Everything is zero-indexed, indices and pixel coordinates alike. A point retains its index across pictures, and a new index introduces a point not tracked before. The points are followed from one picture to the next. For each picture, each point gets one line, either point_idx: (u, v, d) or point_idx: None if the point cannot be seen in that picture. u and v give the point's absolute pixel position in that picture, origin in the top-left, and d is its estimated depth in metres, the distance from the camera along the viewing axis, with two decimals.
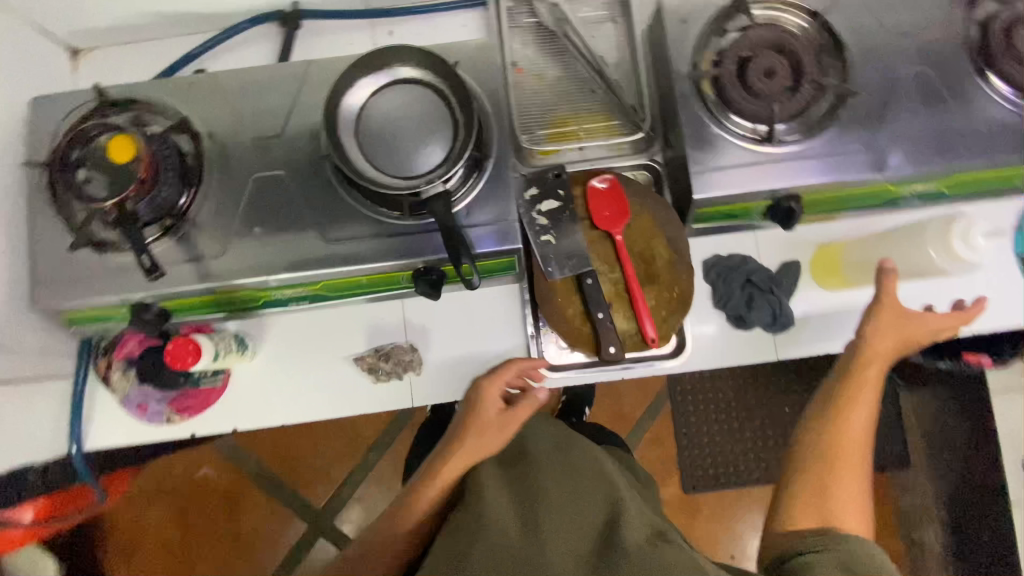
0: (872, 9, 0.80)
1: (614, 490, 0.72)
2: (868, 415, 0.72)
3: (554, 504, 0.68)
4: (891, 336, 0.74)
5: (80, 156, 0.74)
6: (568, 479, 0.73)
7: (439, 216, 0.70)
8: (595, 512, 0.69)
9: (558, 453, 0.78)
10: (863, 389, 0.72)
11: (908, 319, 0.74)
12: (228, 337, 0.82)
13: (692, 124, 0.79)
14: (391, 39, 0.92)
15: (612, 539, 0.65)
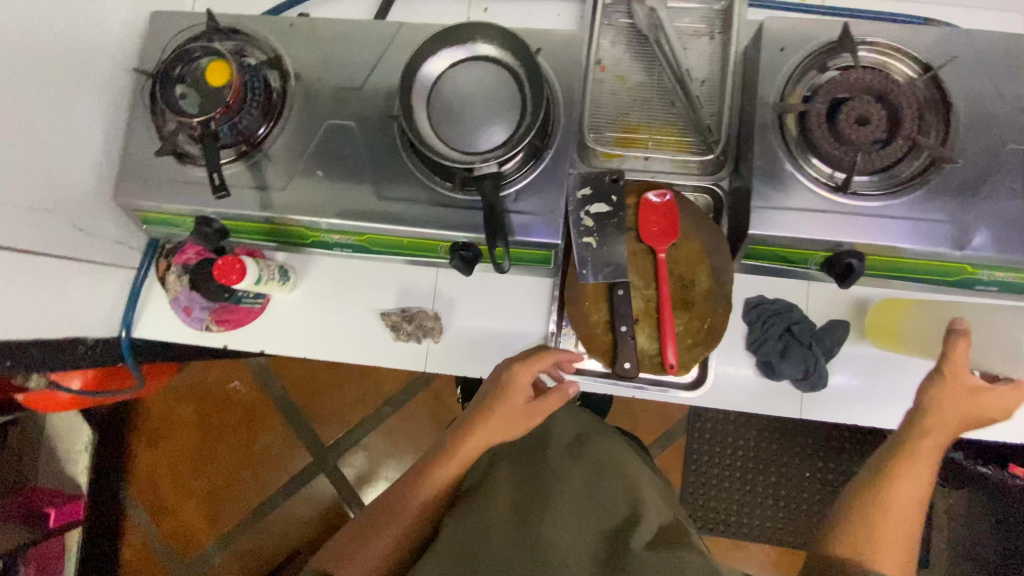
0: (996, 72, 0.73)
1: (633, 488, 0.78)
2: (924, 486, 0.67)
3: (573, 498, 0.75)
4: (955, 405, 0.69)
5: (182, 72, 0.80)
6: (586, 475, 0.79)
7: (484, 195, 0.71)
8: (614, 507, 0.75)
9: (581, 449, 0.85)
10: (918, 461, 0.67)
11: (979, 395, 0.68)
12: (273, 266, 0.85)
13: (766, 157, 0.75)
14: (485, 16, 0.94)
15: (626, 533, 0.70)
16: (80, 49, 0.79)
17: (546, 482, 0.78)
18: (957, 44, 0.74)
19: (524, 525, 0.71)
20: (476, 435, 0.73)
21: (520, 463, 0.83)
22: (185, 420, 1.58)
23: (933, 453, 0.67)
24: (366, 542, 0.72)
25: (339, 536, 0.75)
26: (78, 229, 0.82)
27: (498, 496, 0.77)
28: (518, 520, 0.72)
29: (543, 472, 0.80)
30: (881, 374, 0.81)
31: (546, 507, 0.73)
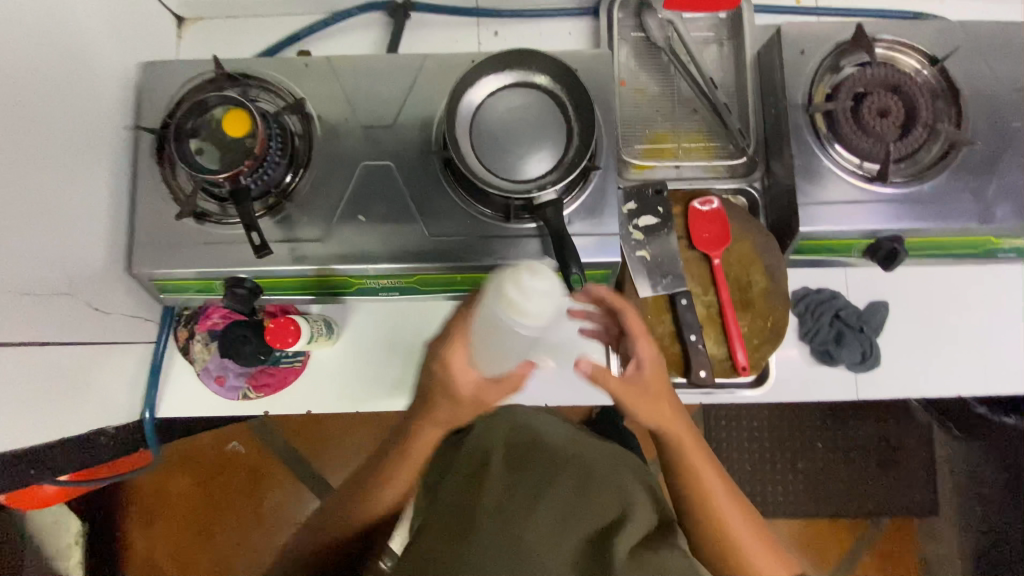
0: (993, 57, 0.79)
1: (622, 490, 0.69)
2: (707, 463, 0.69)
3: (556, 496, 0.64)
4: (651, 401, 0.65)
5: (194, 126, 0.74)
6: (574, 476, 0.69)
7: (550, 222, 0.71)
8: (598, 507, 0.65)
9: (573, 448, 0.77)
10: (693, 454, 0.68)
11: (637, 383, 0.64)
12: (320, 321, 0.81)
13: (803, 155, 0.78)
14: (496, 40, 0.93)
15: (608, 542, 0.61)
16: (74, 110, 0.71)
17: (537, 480, 0.67)
18: (955, 37, 0.80)
19: (498, 516, 0.61)
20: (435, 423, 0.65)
21: (516, 452, 0.73)
22: (179, 494, 1.41)
23: (695, 474, 0.68)
24: (335, 527, 0.73)
25: (304, 536, 0.76)
26: (94, 307, 0.74)
27: (466, 487, 0.67)
28: (486, 505, 0.62)
29: (529, 467, 0.69)
30: (925, 347, 0.85)
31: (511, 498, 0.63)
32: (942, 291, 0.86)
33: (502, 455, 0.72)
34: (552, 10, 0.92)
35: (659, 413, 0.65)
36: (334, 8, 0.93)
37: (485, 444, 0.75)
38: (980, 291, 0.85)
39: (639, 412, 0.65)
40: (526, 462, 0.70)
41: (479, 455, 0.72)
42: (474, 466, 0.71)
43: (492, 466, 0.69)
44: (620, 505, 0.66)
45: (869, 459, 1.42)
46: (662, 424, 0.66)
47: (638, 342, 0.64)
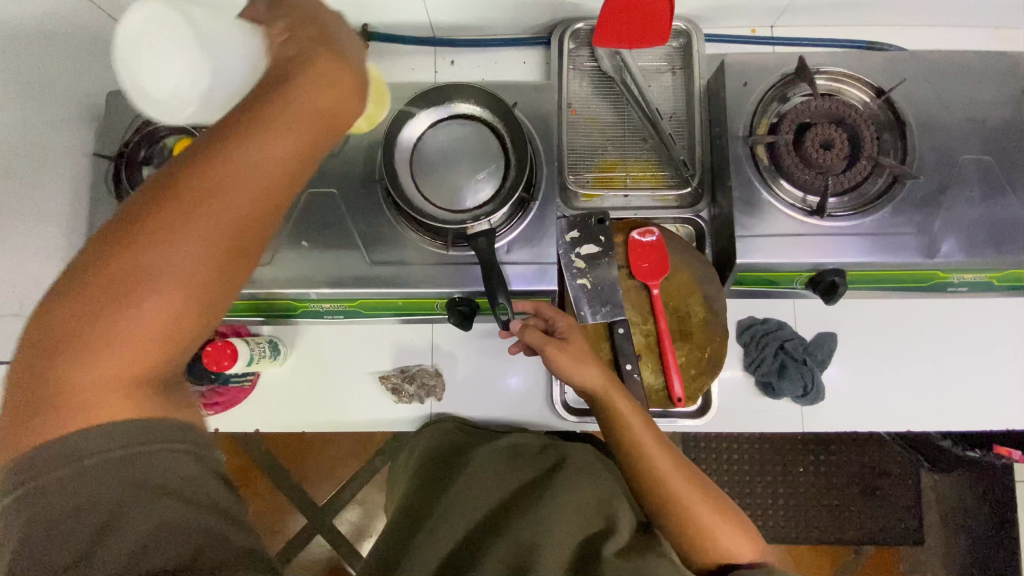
0: (940, 90, 0.78)
1: (607, 489, 0.70)
2: (655, 437, 0.68)
3: (552, 501, 0.65)
4: (581, 362, 0.69)
5: (148, 155, 0.78)
6: (565, 478, 0.70)
7: (480, 252, 0.72)
8: (587, 505, 0.66)
9: (559, 450, 0.78)
10: (637, 428, 0.67)
11: (571, 339, 0.71)
12: (264, 342, 0.83)
13: (743, 186, 0.78)
14: (452, 68, 0.95)
15: (598, 541, 0.61)
16: (32, 140, 0.74)
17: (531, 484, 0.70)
18: (903, 68, 0.79)
19: (500, 530, 0.63)
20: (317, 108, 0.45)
21: (502, 466, 0.75)
22: None
23: (637, 444, 0.67)
24: (144, 255, 0.40)
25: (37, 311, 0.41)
26: None
27: (466, 491, 0.71)
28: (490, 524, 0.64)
29: (518, 474, 0.73)
30: (874, 379, 0.84)
31: (509, 512, 0.65)
32: (892, 322, 0.85)
33: (490, 468, 0.74)
34: (507, 39, 0.93)
35: (589, 374, 0.69)
36: None
37: (476, 455, 0.77)
38: (932, 324, 0.84)
39: (568, 371, 0.69)
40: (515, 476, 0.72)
41: (468, 476, 0.73)
42: (463, 477, 0.73)
43: (485, 479, 0.72)
44: (602, 503, 0.67)
45: (850, 484, 1.34)
46: (589, 384, 0.69)
47: (559, 318, 0.74)
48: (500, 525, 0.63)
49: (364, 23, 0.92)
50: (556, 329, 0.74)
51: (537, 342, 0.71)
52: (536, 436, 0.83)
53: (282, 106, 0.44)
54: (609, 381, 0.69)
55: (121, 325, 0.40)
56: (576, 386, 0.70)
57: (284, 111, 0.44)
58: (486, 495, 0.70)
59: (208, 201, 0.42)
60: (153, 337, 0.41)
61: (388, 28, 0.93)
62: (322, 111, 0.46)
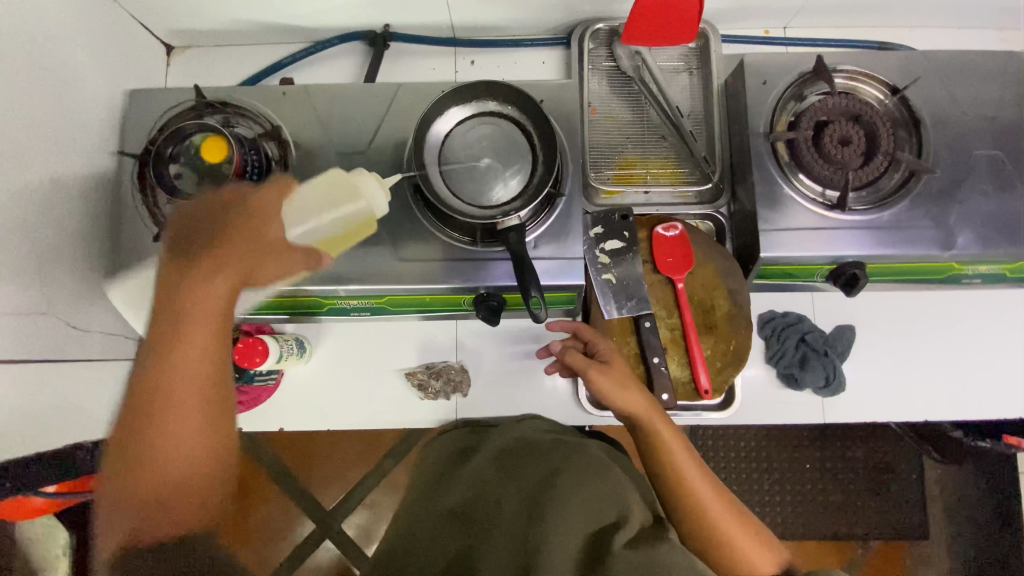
0: (951, 88, 0.81)
1: (616, 483, 0.67)
2: (690, 456, 0.69)
3: (558, 500, 0.63)
4: (624, 384, 0.71)
5: (174, 153, 0.77)
6: (568, 474, 0.67)
7: (511, 247, 0.72)
8: (595, 499, 0.64)
9: (568, 444, 0.75)
10: (672, 446, 0.69)
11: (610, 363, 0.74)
12: (291, 340, 0.83)
13: (764, 182, 0.80)
14: (472, 68, 0.96)
15: (608, 535, 0.59)
16: (59, 139, 0.74)
17: (538, 481, 0.68)
18: (916, 67, 0.82)
19: (506, 539, 0.61)
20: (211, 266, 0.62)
21: (510, 467, 0.73)
22: None
23: (671, 459, 0.69)
24: (147, 431, 0.58)
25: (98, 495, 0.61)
26: (72, 326, 0.77)
27: (471, 500, 0.69)
28: (495, 528, 0.63)
29: (523, 473, 0.71)
30: (892, 370, 0.85)
31: (513, 515, 0.64)
32: (908, 315, 0.87)
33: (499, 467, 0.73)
34: (526, 40, 0.95)
35: (631, 397, 0.71)
36: (317, 38, 0.96)
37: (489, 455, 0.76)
38: (946, 316, 0.86)
39: (614, 397, 0.70)
40: (521, 471, 0.72)
41: (477, 479, 0.72)
42: (473, 478, 0.73)
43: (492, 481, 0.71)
44: (614, 496, 0.65)
45: (858, 478, 1.36)
46: (630, 407, 0.70)
47: (601, 342, 0.76)
48: (507, 535, 0.61)
49: (385, 23, 0.93)
50: (599, 352, 0.76)
51: (579, 365, 0.73)
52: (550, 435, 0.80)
53: (189, 299, 0.61)
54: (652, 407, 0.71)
55: (156, 484, 0.58)
56: (619, 410, 0.71)
57: (190, 302, 0.61)
58: (491, 496, 0.68)
59: (165, 390, 0.59)
60: (163, 466, 0.59)
61: (409, 28, 0.94)
62: (212, 301, 0.61)
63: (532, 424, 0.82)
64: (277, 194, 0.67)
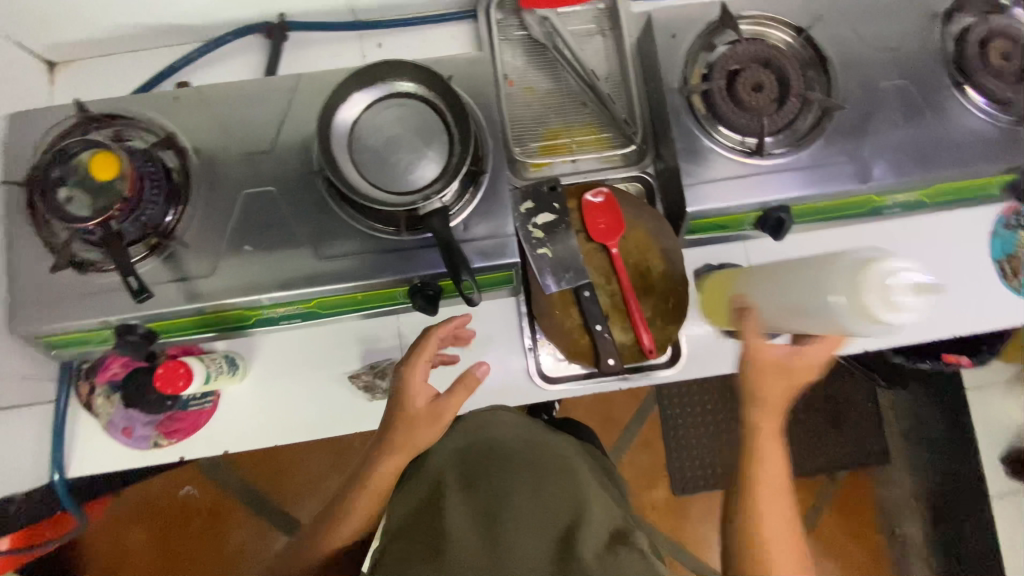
0: (853, 22, 0.82)
1: (577, 487, 0.67)
2: (778, 467, 0.65)
3: (521, 514, 0.62)
4: (770, 382, 0.67)
5: (61, 175, 0.71)
6: (527, 480, 0.66)
7: (436, 231, 0.70)
8: (557, 507, 0.64)
9: (527, 444, 0.73)
10: (766, 442, 0.65)
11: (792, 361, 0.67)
12: (220, 358, 0.79)
13: (684, 137, 0.80)
14: (381, 51, 0.92)
15: (572, 540, 0.59)
16: None
17: (499, 487, 0.65)
18: (819, 6, 0.82)
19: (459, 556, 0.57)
20: (398, 450, 0.69)
21: (464, 473, 0.69)
22: (139, 546, 1.39)
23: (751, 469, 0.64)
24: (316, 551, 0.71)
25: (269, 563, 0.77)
26: None
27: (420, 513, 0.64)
28: (452, 529, 0.60)
29: (480, 485, 0.66)
30: None
31: (471, 524, 0.61)
32: (838, 252, 0.89)
33: (460, 467, 0.69)
34: (434, 16, 0.91)
35: (772, 387, 0.66)
36: (211, 35, 0.91)
37: (445, 456, 0.72)
38: (875, 247, 0.88)
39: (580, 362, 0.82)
40: (479, 473, 0.68)
41: (427, 484, 0.69)
42: (427, 487, 0.68)
43: (449, 481, 0.67)
44: (575, 502, 0.65)
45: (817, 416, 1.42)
46: (766, 393, 0.66)
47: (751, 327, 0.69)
48: (458, 546, 0.58)
49: (280, 12, 0.87)
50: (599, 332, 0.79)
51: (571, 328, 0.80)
52: (514, 430, 0.76)
53: (374, 477, 0.70)
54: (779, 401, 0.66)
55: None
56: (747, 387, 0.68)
57: (379, 477, 0.70)
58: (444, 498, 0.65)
59: (338, 527, 0.71)
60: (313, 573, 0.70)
61: (308, 15, 0.89)
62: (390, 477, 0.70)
63: (496, 421, 0.77)
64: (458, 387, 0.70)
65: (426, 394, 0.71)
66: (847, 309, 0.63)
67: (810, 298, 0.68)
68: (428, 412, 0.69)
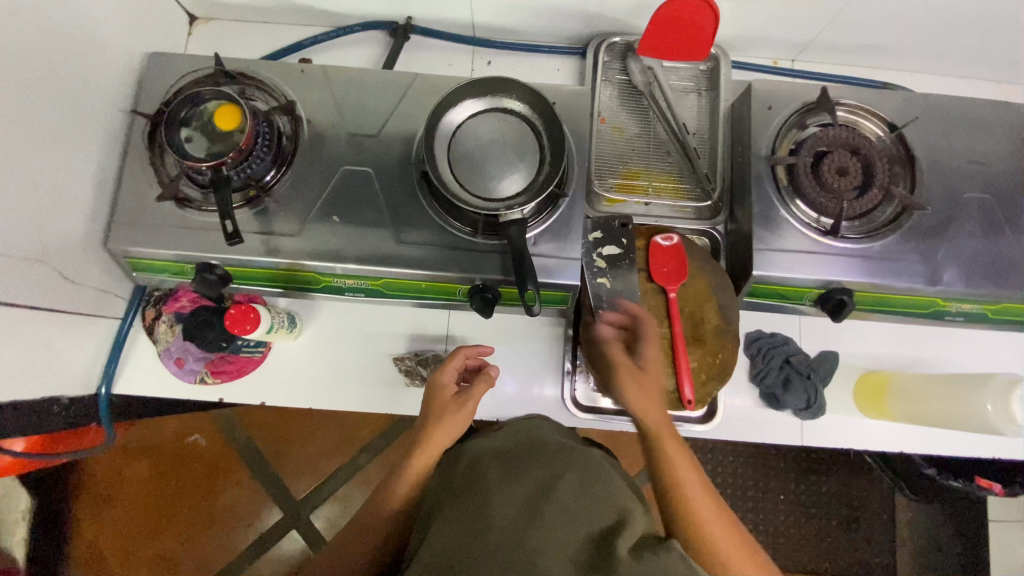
0: (947, 130, 0.84)
1: (618, 488, 0.64)
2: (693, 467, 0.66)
3: (560, 504, 0.59)
4: (641, 395, 0.71)
5: (187, 116, 0.77)
6: (568, 475, 0.64)
7: (512, 241, 0.73)
8: (596, 502, 0.61)
9: (567, 448, 0.72)
10: (675, 450, 0.66)
11: (647, 380, 0.72)
12: (282, 313, 0.84)
13: (762, 203, 0.82)
14: (489, 68, 0.98)
15: (611, 541, 0.56)
16: (72, 89, 0.74)
17: (540, 481, 0.63)
18: (916, 108, 0.85)
19: (498, 541, 0.56)
20: (438, 426, 0.74)
21: (504, 462, 0.69)
22: (137, 481, 1.42)
23: (674, 475, 0.65)
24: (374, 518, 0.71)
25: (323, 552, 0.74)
26: (66, 278, 0.76)
27: (463, 499, 0.64)
28: (493, 520, 0.58)
29: (520, 476, 0.65)
30: (875, 400, 0.85)
31: (513, 508, 0.60)
32: (889, 347, 0.89)
33: (498, 462, 0.68)
34: (544, 46, 0.98)
35: (654, 415, 0.70)
36: (341, 23, 0.98)
37: (481, 454, 0.72)
38: (926, 351, 0.88)
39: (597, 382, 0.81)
40: (520, 463, 0.68)
41: (469, 468, 0.70)
42: (470, 474, 0.68)
43: (489, 475, 0.66)
44: (616, 502, 0.62)
45: (829, 514, 1.35)
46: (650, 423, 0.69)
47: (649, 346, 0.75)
48: (500, 527, 0.57)
49: (408, 15, 0.95)
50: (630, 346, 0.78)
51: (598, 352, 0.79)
52: (559, 438, 0.76)
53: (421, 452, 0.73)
54: (653, 398, 0.71)
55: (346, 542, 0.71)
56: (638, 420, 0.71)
57: (424, 452, 0.73)
58: (486, 483, 0.65)
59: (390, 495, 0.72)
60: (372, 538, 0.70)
61: (432, 23, 0.96)
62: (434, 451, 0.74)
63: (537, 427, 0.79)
64: (483, 383, 0.78)
65: (450, 390, 0.78)
66: (994, 417, 0.77)
67: (955, 409, 0.80)
68: (455, 400, 0.76)
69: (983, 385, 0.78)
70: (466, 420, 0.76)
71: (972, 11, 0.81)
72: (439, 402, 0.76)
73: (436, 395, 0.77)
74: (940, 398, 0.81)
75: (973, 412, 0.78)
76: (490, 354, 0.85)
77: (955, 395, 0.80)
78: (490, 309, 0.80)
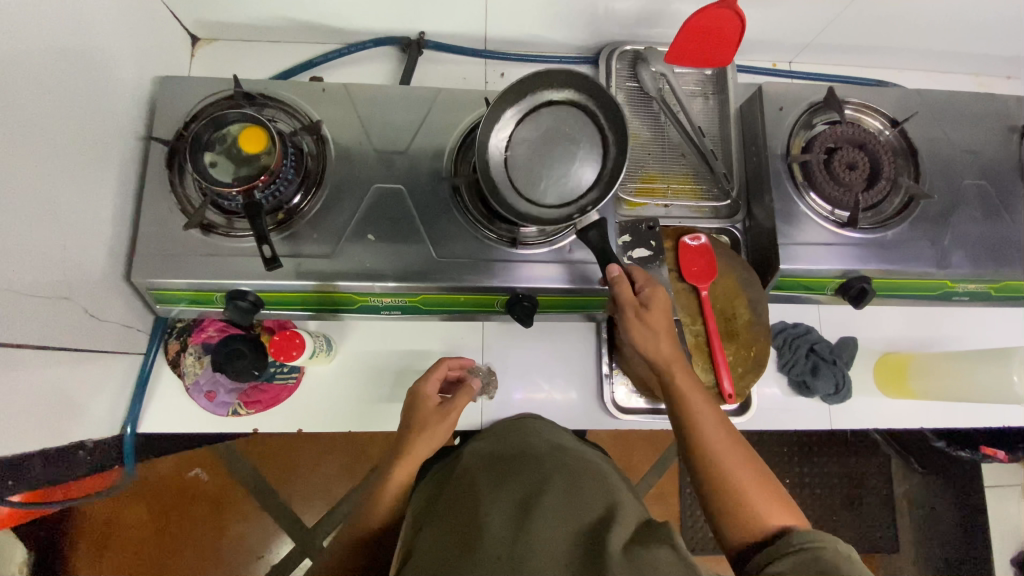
0: (943, 123, 0.90)
1: (610, 490, 0.62)
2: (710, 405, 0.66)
3: (550, 507, 0.56)
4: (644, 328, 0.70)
5: (211, 140, 0.75)
6: (560, 480, 0.61)
7: (593, 243, 0.75)
8: (588, 505, 0.58)
9: (560, 453, 0.69)
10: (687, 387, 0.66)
11: (654, 314, 0.70)
12: (321, 337, 0.83)
13: (782, 200, 0.86)
14: (502, 80, 0.99)
15: (602, 536, 0.53)
16: (87, 116, 0.71)
17: (529, 484, 0.61)
18: (912, 103, 0.91)
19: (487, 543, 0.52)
20: (420, 437, 0.73)
21: (494, 470, 0.65)
22: (137, 523, 1.34)
23: (689, 417, 0.65)
24: (368, 518, 0.72)
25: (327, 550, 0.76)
26: (90, 314, 0.72)
27: (456, 503, 0.61)
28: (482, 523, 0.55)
29: (512, 482, 0.62)
30: (903, 382, 0.89)
31: (505, 512, 0.56)
32: (901, 329, 0.94)
33: (489, 471, 0.65)
34: (556, 57, 1.00)
35: (660, 348, 0.69)
36: (351, 40, 0.98)
37: (472, 463, 0.69)
38: (934, 330, 0.94)
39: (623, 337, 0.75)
40: (512, 469, 0.65)
41: (458, 477, 0.67)
42: (460, 485, 0.64)
43: (480, 481, 0.63)
44: (607, 503, 0.59)
45: (836, 493, 1.40)
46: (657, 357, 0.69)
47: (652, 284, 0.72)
48: (487, 533, 0.54)
49: (421, 31, 0.95)
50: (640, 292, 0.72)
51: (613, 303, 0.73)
52: (551, 442, 0.73)
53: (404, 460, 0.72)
54: (679, 360, 0.68)
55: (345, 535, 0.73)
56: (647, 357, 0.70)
57: (408, 461, 0.72)
58: (478, 490, 0.61)
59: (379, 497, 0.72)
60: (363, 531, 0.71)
61: (445, 37, 0.96)
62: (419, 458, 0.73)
63: (531, 433, 0.76)
64: (462, 394, 0.78)
65: (433, 400, 0.77)
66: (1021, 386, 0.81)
67: (980, 382, 0.84)
68: (437, 412, 0.75)
69: (1003, 358, 0.82)
70: (448, 429, 0.76)
71: (959, 13, 0.87)
72: (413, 412, 0.76)
73: (412, 405, 0.77)
74: (965, 373, 0.85)
75: (1002, 383, 0.82)
76: (471, 365, 0.84)
77: (981, 368, 0.84)
78: (529, 319, 0.79)
